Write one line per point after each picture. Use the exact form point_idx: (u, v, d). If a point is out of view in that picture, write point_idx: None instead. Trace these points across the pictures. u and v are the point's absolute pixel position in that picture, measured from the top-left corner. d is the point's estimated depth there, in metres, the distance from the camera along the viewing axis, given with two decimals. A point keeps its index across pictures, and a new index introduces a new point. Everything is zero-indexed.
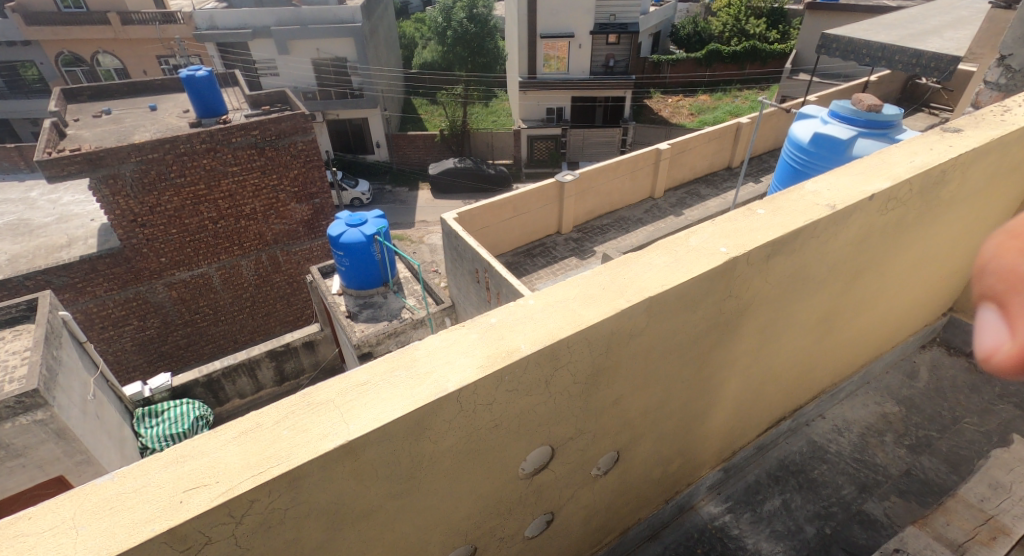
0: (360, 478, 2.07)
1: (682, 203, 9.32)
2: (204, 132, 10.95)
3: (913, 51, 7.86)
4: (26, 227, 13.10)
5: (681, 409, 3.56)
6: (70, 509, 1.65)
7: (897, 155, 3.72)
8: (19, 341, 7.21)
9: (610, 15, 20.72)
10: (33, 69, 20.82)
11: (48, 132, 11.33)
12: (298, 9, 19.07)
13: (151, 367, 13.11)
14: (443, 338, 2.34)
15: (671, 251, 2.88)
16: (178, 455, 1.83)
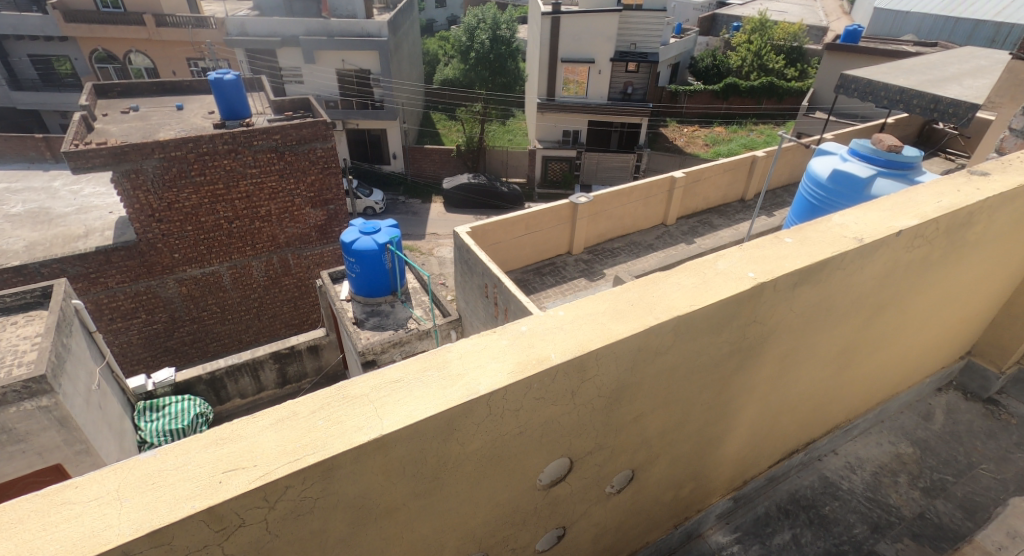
0: (388, 474, 2.09)
1: (693, 231, 9.36)
2: (227, 133, 11.18)
3: (931, 96, 7.94)
4: (46, 215, 13.34)
5: (697, 433, 3.55)
6: (113, 482, 1.69)
7: (923, 195, 3.73)
8: (32, 326, 7.31)
9: (632, 44, 21.09)
10: (67, 64, 21.42)
11: (77, 125, 11.62)
12: (327, 21, 19.51)
13: (155, 361, 13.20)
14: (476, 342, 2.38)
15: (699, 272, 2.91)
16: (217, 437, 1.86)
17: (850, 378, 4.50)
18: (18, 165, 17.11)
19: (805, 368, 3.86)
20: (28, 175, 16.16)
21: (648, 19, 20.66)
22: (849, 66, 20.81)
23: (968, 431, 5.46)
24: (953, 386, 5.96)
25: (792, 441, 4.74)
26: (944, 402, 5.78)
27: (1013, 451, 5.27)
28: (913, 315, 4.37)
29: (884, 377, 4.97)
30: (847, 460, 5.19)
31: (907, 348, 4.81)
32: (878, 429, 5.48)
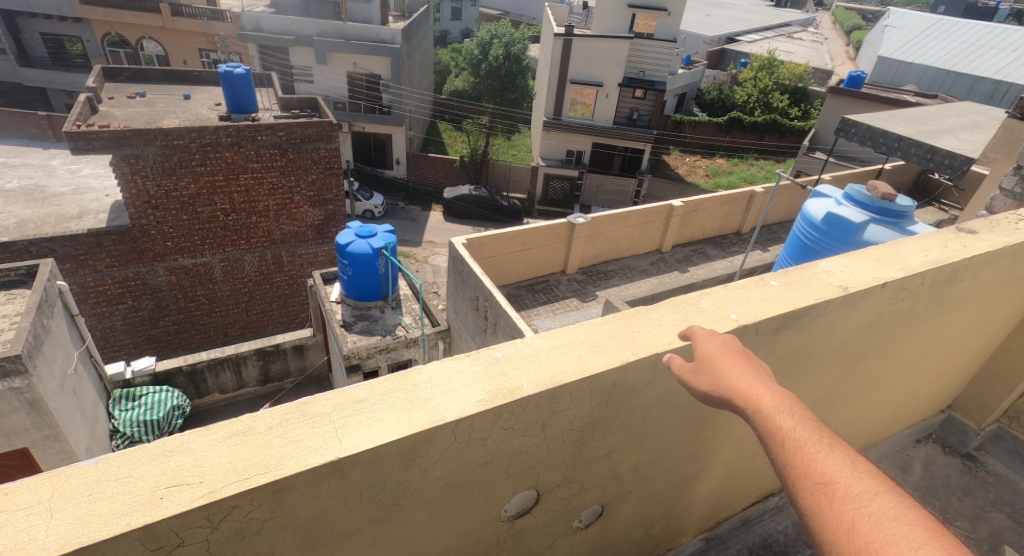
0: (343, 498, 2.01)
1: (688, 260, 9.39)
2: (231, 127, 11.18)
3: (929, 146, 8.04)
4: (41, 193, 13.20)
5: (671, 471, 3.48)
6: (49, 490, 1.61)
7: (912, 247, 3.73)
8: (13, 305, 7.16)
9: (639, 72, 21.85)
10: (78, 45, 21.48)
11: (82, 106, 11.54)
12: (342, 24, 19.66)
13: (137, 348, 12.97)
14: (447, 365, 2.32)
15: (682, 309, 2.89)
16: (165, 448, 1.78)
17: (830, 425, 4.46)
18: (18, 140, 16.96)
19: None
20: (27, 152, 16.01)
21: (659, 49, 21.30)
22: (851, 110, 21.14)
23: (944, 486, 5.42)
24: (932, 438, 5.93)
25: (768, 485, 4.68)
26: (923, 454, 5.74)
27: (989, 510, 5.22)
28: (895, 365, 4.35)
29: (864, 425, 4.92)
30: None
31: (889, 397, 4.79)
32: None
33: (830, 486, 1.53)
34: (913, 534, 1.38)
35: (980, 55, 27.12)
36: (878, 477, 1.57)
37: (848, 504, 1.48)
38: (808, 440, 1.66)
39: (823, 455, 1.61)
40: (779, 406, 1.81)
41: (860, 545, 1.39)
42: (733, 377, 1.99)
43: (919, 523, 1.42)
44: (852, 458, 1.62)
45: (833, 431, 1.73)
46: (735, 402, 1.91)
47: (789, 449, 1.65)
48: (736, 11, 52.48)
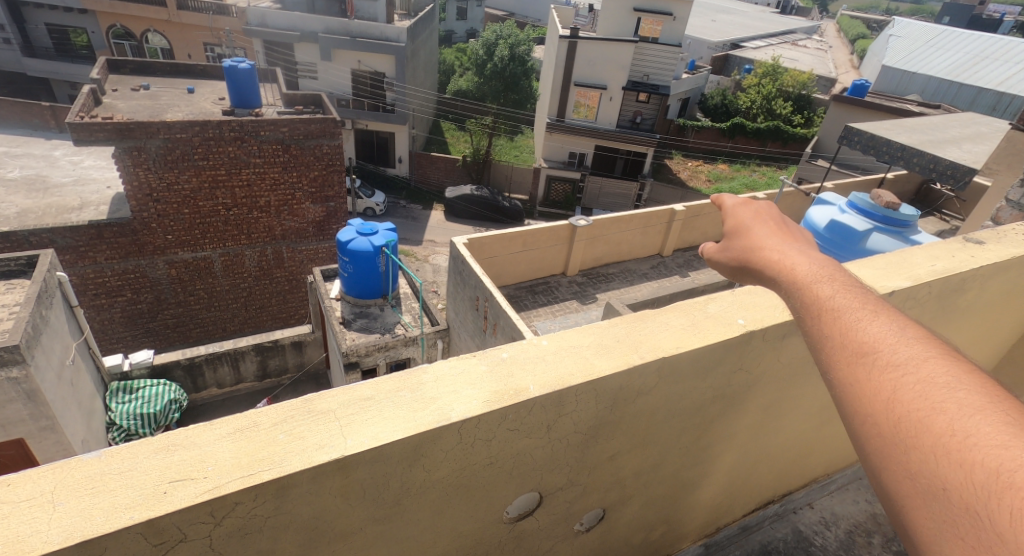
0: (347, 496, 1.99)
1: (688, 264, 9.38)
2: (235, 121, 11.16)
3: (931, 156, 8.03)
4: (42, 183, 13.18)
5: (674, 476, 3.46)
6: (51, 482, 1.59)
7: (918, 257, 3.71)
8: (12, 294, 7.13)
9: (644, 75, 21.75)
10: (83, 36, 21.56)
11: (85, 97, 11.52)
12: (347, 21, 19.64)
13: (135, 341, 12.95)
14: (452, 364, 2.30)
15: (689, 314, 2.87)
16: (168, 443, 1.76)
17: (832, 433, 4.44)
18: (20, 130, 16.94)
19: (788, 420, 3.79)
20: (29, 142, 15.98)
21: (664, 53, 21.31)
22: (854, 118, 21.15)
23: None
24: None
25: (767, 492, 4.66)
26: None
27: None
28: None
29: None
30: (822, 516, 5.03)
31: None
32: (855, 486, 5.36)
33: (871, 354, 1.43)
34: (963, 396, 1.27)
35: (983, 67, 27.21)
36: (930, 346, 1.45)
37: (890, 372, 1.38)
38: (850, 309, 1.59)
39: (866, 323, 1.52)
40: (819, 281, 1.75)
41: (897, 406, 1.32)
42: (772, 258, 1.96)
43: (974, 388, 1.30)
44: (901, 326, 1.52)
45: (883, 303, 1.63)
46: (772, 278, 1.91)
47: (826, 319, 1.58)
48: (740, 17, 52.56)
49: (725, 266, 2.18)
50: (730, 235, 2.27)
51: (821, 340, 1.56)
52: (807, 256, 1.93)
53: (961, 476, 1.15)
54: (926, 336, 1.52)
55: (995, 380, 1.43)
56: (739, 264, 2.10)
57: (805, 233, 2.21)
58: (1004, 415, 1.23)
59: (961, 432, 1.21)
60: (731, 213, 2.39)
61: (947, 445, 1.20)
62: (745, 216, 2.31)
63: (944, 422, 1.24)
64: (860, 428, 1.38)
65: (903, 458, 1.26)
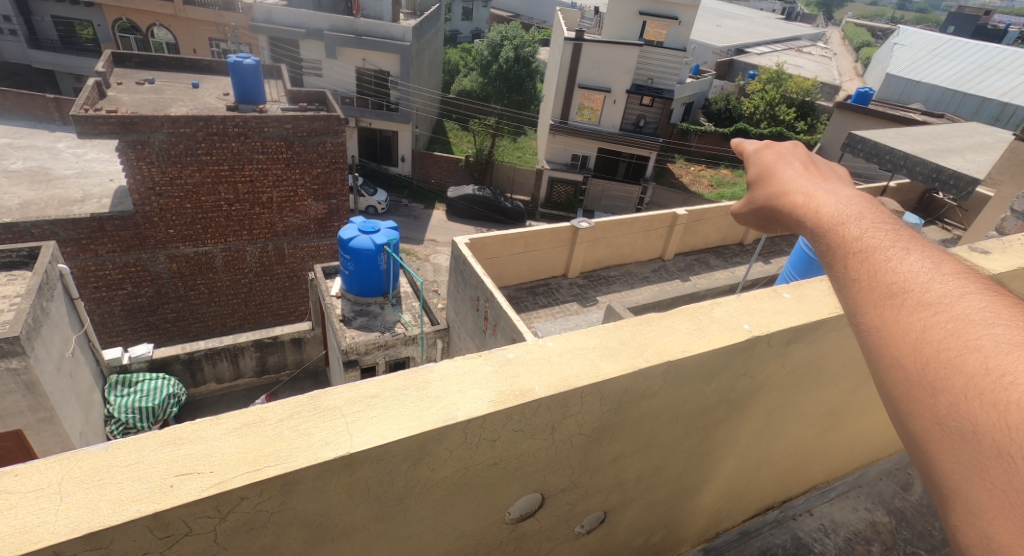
0: (352, 494, 1.99)
1: (689, 269, 9.38)
2: (239, 117, 11.15)
3: (934, 165, 8.02)
4: (45, 175, 13.19)
5: (674, 480, 3.46)
6: (58, 474, 1.59)
7: None
8: (14, 286, 7.13)
9: (648, 79, 21.86)
10: (89, 29, 21.59)
11: (90, 90, 11.54)
12: (353, 19, 19.66)
13: (134, 335, 12.95)
14: (459, 364, 2.29)
15: (694, 318, 2.87)
16: (175, 436, 1.76)
17: (834, 439, 4.42)
18: (24, 122, 16.95)
19: (791, 426, 3.78)
20: (33, 134, 16.00)
21: (668, 57, 21.33)
22: (858, 126, 21.15)
23: None
24: None
25: (767, 498, 4.66)
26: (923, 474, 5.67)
27: None
28: None
29: (867, 441, 4.89)
30: (822, 522, 4.96)
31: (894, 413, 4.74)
32: (855, 494, 5.31)
33: (900, 295, 1.43)
34: (1001, 332, 1.25)
35: (987, 77, 27.20)
36: (966, 280, 1.43)
37: (921, 311, 1.37)
38: (878, 248, 1.58)
39: (897, 263, 1.51)
40: (845, 223, 1.74)
41: (926, 347, 1.32)
42: (796, 201, 1.96)
43: (1012, 322, 1.28)
44: (935, 263, 1.50)
45: (916, 238, 1.60)
46: (798, 220, 1.91)
47: (855, 262, 1.58)
48: (745, 23, 52.56)
49: (747, 216, 2.20)
50: (755, 182, 2.26)
51: (850, 283, 1.56)
52: (834, 194, 1.91)
53: (994, 419, 1.15)
54: (962, 270, 1.49)
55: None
56: (763, 213, 2.11)
57: (836, 171, 2.18)
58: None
59: (997, 371, 1.20)
60: (754, 158, 2.37)
61: (982, 387, 1.20)
62: (768, 160, 2.29)
63: (978, 361, 1.23)
64: (885, 373, 1.39)
65: (931, 402, 1.27)
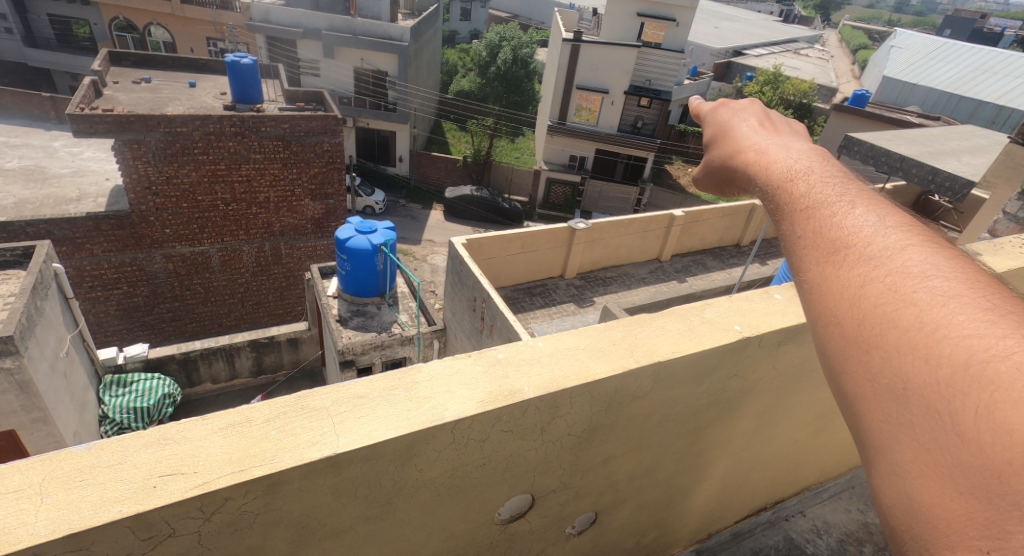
0: (339, 495, 1.98)
1: (686, 270, 9.39)
2: (236, 117, 11.13)
3: (930, 168, 8.06)
4: (40, 174, 13.12)
5: (666, 481, 3.46)
6: (39, 474, 1.57)
7: None
8: (7, 285, 7.09)
9: (646, 80, 21.87)
10: (85, 28, 21.50)
11: (86, 89, 11.49)
12: (351, 19, 19.64)
13: (130, 334, 12.89)
14: (447, 364, 2.29)
15: (685, 318, 2.87)
16: (159, 437, 1.75)
17: (826, 440, 4.43)
18: (19, 120, 16.85)
19: (783, 427, 3.79)
20: (28, 133, 15.93)
21: (666, 59, 21.36)
22: (855, 128, 21.21)
23: None
24: None
25: (762, 498, 4.68)
26: None
27: None
28: None
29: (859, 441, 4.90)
30: (814, 523, 5.02)
31: None
32: (848, 495, 5.33)
33: (843, 251, 1.54)
34: (938, 285, 1.35)
35: (983, 80, 27.34)
36: (911, 234, 1.53)
37: (861, 266, 1.48)
38: (827, 206, 1.71)
39: (841, 221, 1.63)
40: (795, 179, 1.90)
41: (864, 304, 1.41)
42: (750, 160, 2.14)
43: (950, 275, 1.37)
44: (879, 217, 1.61)
45: (858, 195, 1.74)
46: (754, 180, 2.07)
47: (803, 220, 1.71)
48: (743, 25, 52.73)
49: (710, 179, 2.36)
50: (715, 145, 2.42)
51: (800, 241, 1.68)
52: (786, 152, 2.08)
53: (924, 375, 1.24)
54: (905, 223, 1.61)
55: (977, 266, 1.50)
56: (721, 174, 2.29)
57: (792, 130, 2.34)
58: (979, 301, 1.30)
59: (931, 326, 1.28)
60: (714, 124, 2.54)
61: (917, 341, 1.28)
62: (727, 124, 2.46)
63: (914, 317, 1.32)
64: (828, 332, 1.48)
65: (866, 358, 1.36)
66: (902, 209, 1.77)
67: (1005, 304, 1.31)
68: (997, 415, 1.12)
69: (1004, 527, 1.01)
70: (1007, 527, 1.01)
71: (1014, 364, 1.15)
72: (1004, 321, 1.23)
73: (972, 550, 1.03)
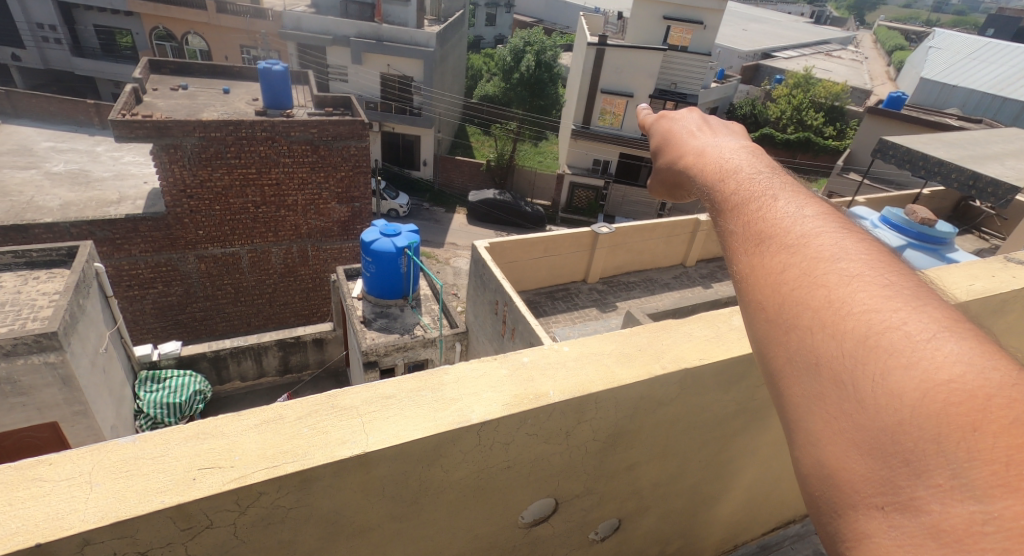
0: (367, 492, 2.02)
1: (712, 276, 9.23)
2: (267, 122, 11.43)
3: (971, 172, 7.74)
4: (84, 178, 13.69)
5: (692, 489, 3.41)
6: (89, 464, 1.66)
7: (955, 275, 3.39)
8: (52, 284, 7.40)
9: (672, 83, 21.63)
10: (128, 37, 22.44)
11: (127, 96, 11.97)
12: (378, 26, 19.96)
13: (164, 332, 13.30)
14: (474, 367, 2.32)
15: (713, 325, 2.85)
16: (198, 431, 1.82)
17: None
18: (66, 127, 17.58)
19: None
20: (74, 138, 16.62)
21: (692, 62, 21.12)
22: (890, 131, 20.57)
23: None
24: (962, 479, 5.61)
25: (788, 511, 4.55)
26: None
27: None
28: None
29: None
30: None
31: None
32: None
33: (766, 242, 1.55)
34: (846, 267, 1.39)
35: None
36: (827, 220, 1.58)
37: (780, 254, 1.50)
38: (755, 200, 1.71)
39: (764, 214, 1.65)
40: (726, 179, 1.89)
41: (780, 287, 1.43)
42: (689, 163, 2.12)
43: (856, 256, 1.42)
44: (801, 208, 1.65)
45: (784, 187, 1.76)
46: (694, 184, 2.05)
47: (733, 216, 1.71)
48: (774, 27, 51.84)
49: (655, 185, 2.33)
50: (658, 151, 2.39)
51: (731, 236, 1.68)
52: (721, 152, 2.07)
53: (832, 348, 1.28)
54: (822, 210, 1.65)
55: (886, 249, 1.57)
56: (668, 180, 2.25)
57: (729, 128, 2.33)
58: (879, 277, 1.37)
59: (836, 303, 1.33)
60: (654, 129, 2.51)
61: (821, 318, 1.32)
62: (666, 128, 2.43)
63: (824, 296, 1.35)
64: (753, 318, 1.49)
65: (785, 339, 1.37)
66: (827, 202, 1.80)
67: (902, 278, 1.39)
68: (890, 380, 1.18)
69: (895, 482, 1.08)
70: (898, 482, 1.08)
71: (905, 334, 1.22)
72: (900, 295, 1.31)
73: (870, 509, 1.10)
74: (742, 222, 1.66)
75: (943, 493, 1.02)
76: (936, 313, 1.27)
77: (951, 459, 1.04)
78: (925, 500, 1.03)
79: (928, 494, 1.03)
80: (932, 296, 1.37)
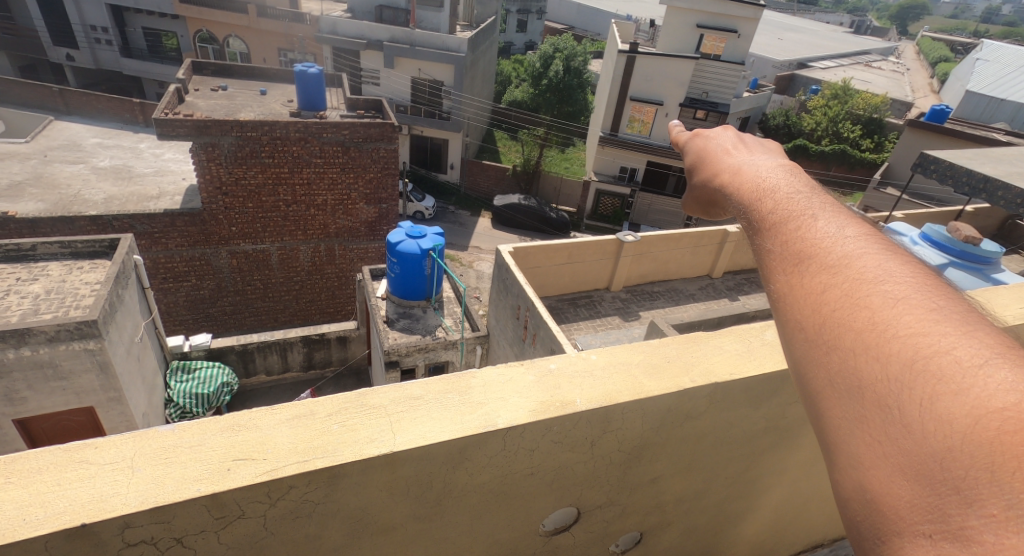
0: (392, 492, 2.03)
1: (739, 288, 9.05)
2: (301, 123, 11.70)
3: (1018, 190, 7.40)
4: (127, 173, 14.23)
5: (716, 507, 3.35)
6: (132, 449, 1.72)
7: (1003, 298, 3.23)
8: (94, 273, 7.69)
9: (703, 93, 21.20)
10: (173, 39, 23.25)
11: (171, 96, 12.41)
12: (411, 31, 20.29)
13: (196, 324, 13.69)
14: (501, 372, 2.32)
15: (744, 340, 2.79)
16: (234, 422, 1.87)
17: None
18: (112, 124, 18.32)
19: None
20: (120, 135, 17.31)
21: (724, 71, 20.82)
22: (931, 145, 19.90)
23: None
24: None
25: (817, 533, 4.40)
26: None
27: None
28: None
29: None
30: None
31: None
32: None
33: (806, 261, 1.51)
34: (890, 289, 1.35)
35: None
36: (869, 240, 1.53)
37: (821, 275, 1.46)
38: (794, 218, 1.67)
39: (805, 234, 1.60)
40: (764, 198, 1.85)
41: (823, 308, 1.40)
42: (725, 181, 2.08)
43: (900, 278, 1.38)
44: (843, 227, 1.60)
45: (825, 208, 1.71)
46: (732, 203, 2.00)
47: (770, 235, 1.67)
48: (812, 37, 50.80)
49: (690, 203, 2.29)
50: (693, 169, 2.35)
51: (768, 255, 1.64)
52: (758, 169, 2.03)
53: (876, 370, 1.24)
54: (864, 230, 1.60)
55: (931, 270, 1.52)
56: (704, 198, 2.21)
57: (766, 146, 2.29)
58: (926, 301, 1.32)
59: (881, 326, 1.29)
60: (688, 146, 2.47)
61: (866, 341, 1.29)
62: (700, 145, 2.39)
63: (867, 318, 1.32)
64: (792, 339, 1.46)
65: (827, 359, 1.34)
66: (871, 221, 1.74)
67: (951, 302, 1.34)
68: (939, 406, 1.14)
69: (944, 511, 1.03)
70: (948, 510, 1.03)
71: (955, 359, 1.18)
72: (949, 319, 1.26)
73: (917, 537, 1.06)
74: (781, 243, 1.61)
75: (998, 524, 0.96)
76: (988, 338, 1.22)
77: (1007, 490, 0.98)
78: (976, 529, 0.98)
79: (982, 522, 0.98)
80: (983, 320, 1.32)
